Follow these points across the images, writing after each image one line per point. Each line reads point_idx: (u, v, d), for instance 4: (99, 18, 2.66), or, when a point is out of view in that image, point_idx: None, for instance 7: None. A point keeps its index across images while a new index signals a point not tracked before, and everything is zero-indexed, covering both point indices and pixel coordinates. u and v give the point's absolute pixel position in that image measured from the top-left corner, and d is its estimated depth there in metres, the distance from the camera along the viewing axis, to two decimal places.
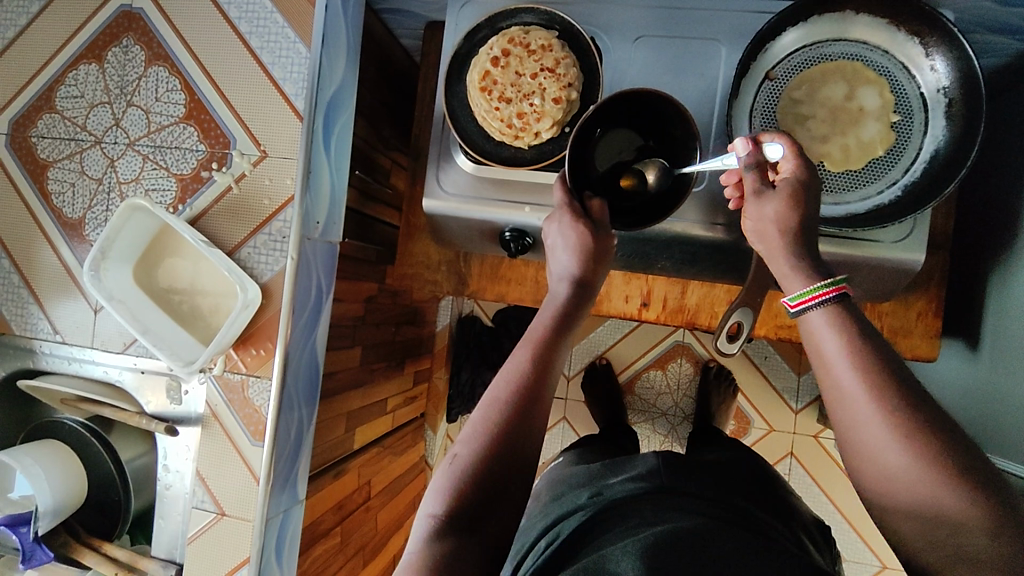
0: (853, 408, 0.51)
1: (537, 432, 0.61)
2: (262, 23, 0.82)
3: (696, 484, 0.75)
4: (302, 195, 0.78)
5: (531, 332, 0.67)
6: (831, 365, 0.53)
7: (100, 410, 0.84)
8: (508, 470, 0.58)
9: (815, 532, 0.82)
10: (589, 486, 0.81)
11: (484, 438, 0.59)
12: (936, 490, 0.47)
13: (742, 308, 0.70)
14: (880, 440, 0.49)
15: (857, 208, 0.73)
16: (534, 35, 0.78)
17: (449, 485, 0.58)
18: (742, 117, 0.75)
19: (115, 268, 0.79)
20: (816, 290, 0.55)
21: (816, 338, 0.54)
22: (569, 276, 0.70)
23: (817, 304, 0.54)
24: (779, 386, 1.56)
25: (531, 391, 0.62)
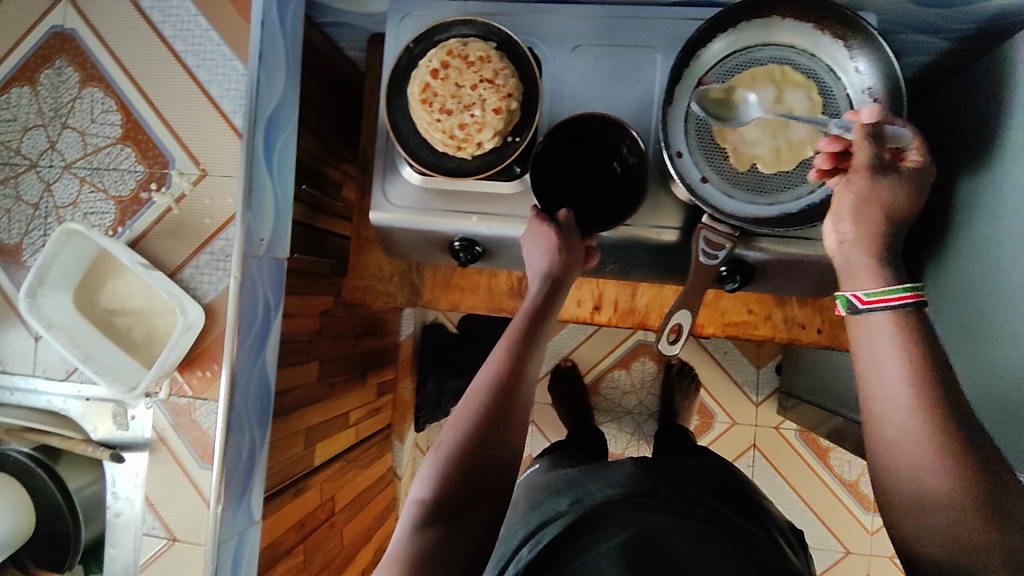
0: (891, 413, 0.51)
1: (519, 419, 0.64)
2: (198, 41, 0.81)
3: (677, 486, 0.77)
4: (244, 214, 0.77)
5: (511, 328, 0.70)
6: (880, 369, 0.53)
7: (46, 438, 0.81)
8: (492, 460, 0.61)
9: (787, 533, 0.84)
10: (567, 493, 0.82)
11: (467, 424, 0.62)
12: (958, 509, 0.47)
13: (680, 310, 0.72)
14: (914, 449, 0.50)
15: (790, 207, 0.75)
16: (472, 46, 0.78)
17: (435, 473, 0.60)
18: (677, 123, 0.77)
19: (54, 294, 0.77)
20: (891, 291, 0.55)
21: (872, 338, 0.54)
22: (543, 274, 0.75)
23: (885, 306, 0.55)
24: (739, 380, 1.59)
25: (513, 380, 0.65)
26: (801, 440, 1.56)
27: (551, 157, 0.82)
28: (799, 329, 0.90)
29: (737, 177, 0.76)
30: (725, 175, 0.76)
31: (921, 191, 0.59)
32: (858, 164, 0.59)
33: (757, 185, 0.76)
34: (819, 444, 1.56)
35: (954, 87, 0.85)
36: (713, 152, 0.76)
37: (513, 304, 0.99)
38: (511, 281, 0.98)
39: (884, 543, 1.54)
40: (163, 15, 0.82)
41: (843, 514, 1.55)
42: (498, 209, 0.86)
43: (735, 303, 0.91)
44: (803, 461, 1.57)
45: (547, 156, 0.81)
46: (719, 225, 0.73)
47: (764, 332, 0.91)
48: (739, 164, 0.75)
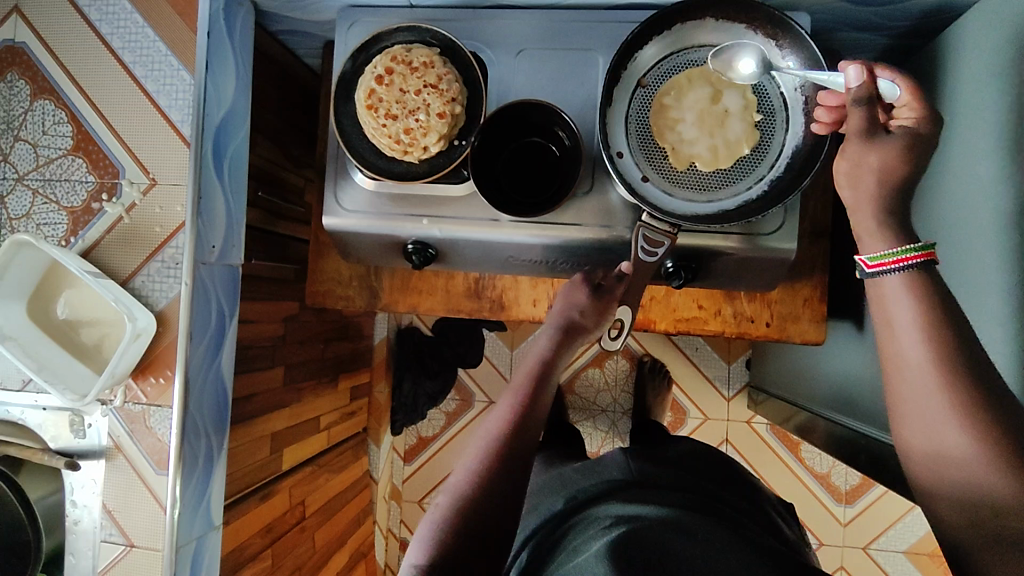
0: (911, 371, 0.55)
1: (522, 470, 0.62)
2: (146, 52, 0.82)
3: (669, 476, 0.79)
4: (194, 221, 0.78)
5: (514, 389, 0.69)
6: (899, 331, 0.57)
7: (5, 448, 0.82)
8: (494, 518, 0.58)
9: (779, 506, 0.88)
10: (559, 491, 0.82)
11: (470, 481, 0.60)
12: (974, 457, 0.51)
13: (621, 306, 0.75)
14: (934, 404, 0.54)
15: (728, 204, 0.76)
16: (415, 52, 0.80)
17: (434, 534, 0.57)
18: (618, 124, 0.78)
19: (6, 305, 0.78)
20: (904, 252, 0.58)
21: (888, 302, 0.58)
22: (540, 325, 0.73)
23: (894, 268, 0.58)
24: (710, 375, 1.61)
25: (517, 435, 0.64)
26: (773, 434, 1.58)
27: (486, 151, 0.84)
28: (748, 323, 0.92)
29: (676, 176, 0.78)
30: (665, 174, 0.78)
31: (915, 149, 0.61)
32: (852, 133, 0.63)
33: (698, 183, 0.77)
34: (790, 438, 1.58)
35: None
36: (654, 151, 0.78)
37: (470, 305, 1.00)
38: (468, 282, 0.99)
39: (858, 534, 1.56)
40: (111, 27, 0.82)
41: (816, 507, 1.57)
42: (449, 212, 0.86)
43: (686, 299, 0.93)
44: (775, 455, 1.58)
45: (484, 156, 0.83)
46: (658, 222, 0.75)
47: (714, 327, 0.92)
48: (679, 163, 0.77)
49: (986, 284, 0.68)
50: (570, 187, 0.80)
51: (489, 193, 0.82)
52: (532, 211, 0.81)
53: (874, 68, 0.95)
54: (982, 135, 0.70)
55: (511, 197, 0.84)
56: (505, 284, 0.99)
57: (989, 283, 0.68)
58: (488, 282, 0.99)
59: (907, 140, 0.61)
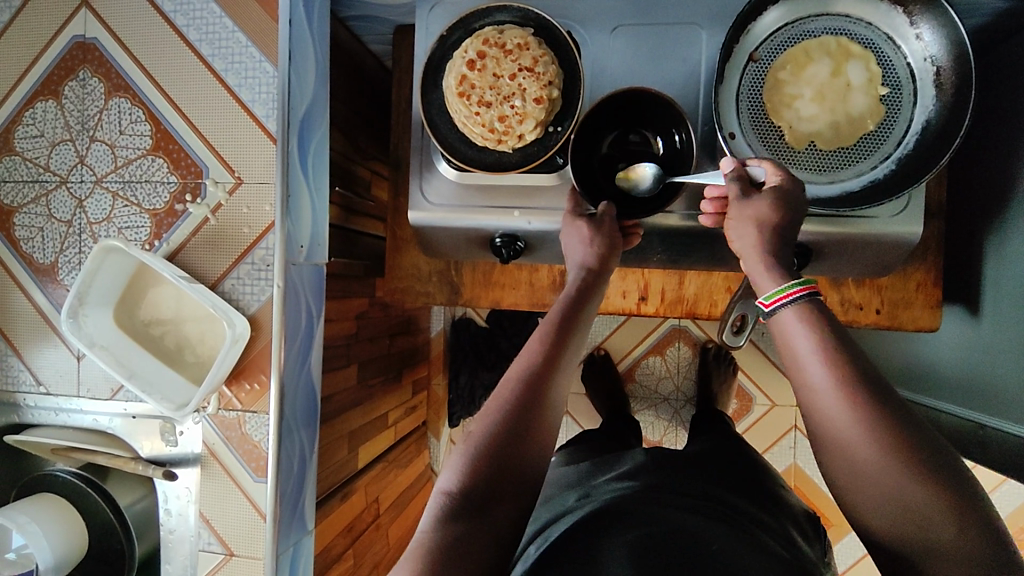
0: (817, 396, 0.52)
1: (553, 409, 0.61)
2: (224, 43, 0.78)
3: (686, 484, 0.75)
4: (284, 220, 0.75)
5: (547, 316, 0.68)
6: (802, 358, 0.54)
7: (93, 458, 0.80)
8: (527, 455, 0.58)
9: (804, 523, 0.80)
10: (576, 489, 0.82)
11: (501, 411, 0.58)
12: (905, 489, 0.47)
13: (743, 301, 0.75)
14: (844, 425, 0.50)
15: (851, 185, 0.72)
16: (508, 34, 0.75)
17: (464, 461, 0.57)
18: (729, 102, 0.73)
19: (95, 312, 0.76)
20: (788, 287, 0.57)
21: (790, 336, 0.55)
22: (580, 263, 0.73)
23: (786, 303, 0.56)
24: (780, 360, 1.56)
25: (549, 371, 0.62)
26: None
27: (586, 140, 0.78)
28: (857, 311, 0.87)
29: (793, 157, 0.73)
30: (781, 155, 0.73)
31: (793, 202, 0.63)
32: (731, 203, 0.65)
33: (815, 164, 0.72)
34: None
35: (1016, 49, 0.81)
36: (768, 131, 0.73)
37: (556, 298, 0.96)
38: (553, 275, 0.95)
39: None
40: (186, 19, 0.79)
41: None
42: (542, 203, 0.83)
43: None
44: None
45: (582, 142, 0.77)
46: None
47: None
48: (796, 142, 0.72)
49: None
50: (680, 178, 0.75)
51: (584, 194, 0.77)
52: (636, 207, 0.77)
53: None
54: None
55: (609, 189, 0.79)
56: None
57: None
58: None
59: (778, 195, 0.63)
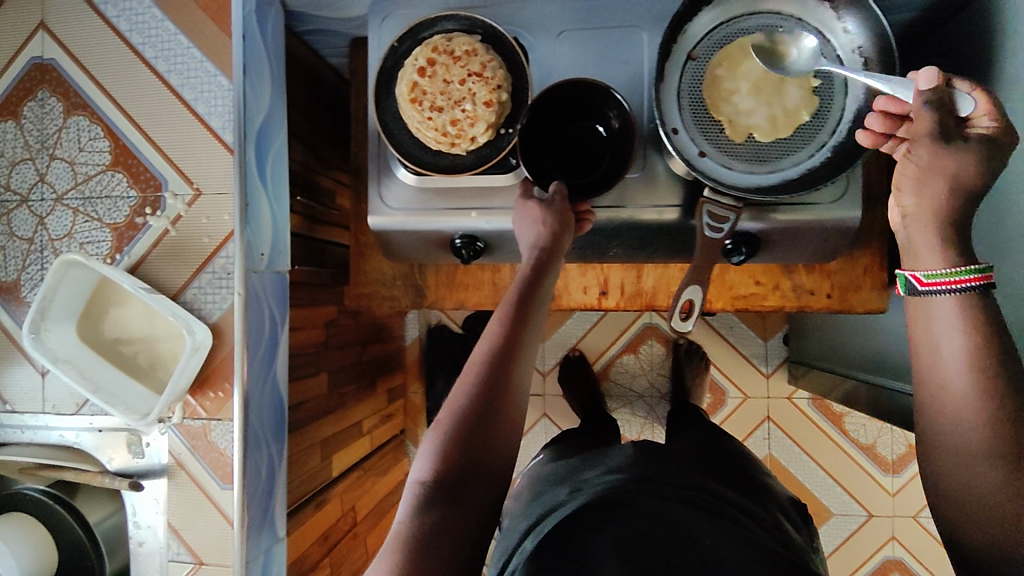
0: (949, 393, 0.52)
1: (515, 392, 0.62)
2: (180, 59, 0.80)
3: (683, 479, 0.76)
4: (242, 229, 0.77)
5: (507, 296, 0.69)
6: (943, 355, 0.53)
7: (60, 475, 0.79)
8: (497, 438, 0.59)
9: (789, 509, 0.85)
10: (568, 483, 0.82)
11: (469, 396, 0.60)
12: (1000, 501, 0.48)
13: (691, 286, 0.72)
14: (972, 428, 0.50)
15: (791, 173, 0.75)
16: (457, 41, 0.78)
17: (435, 450, 0.58)
18: (670, 100, 0.76)
19: (57, 327, 0.76)
20: (962, 274, 0.53)
21: (933, 325, 0.54)
22: (531, 245, 0.74)
23: (940, 290, 0.54)
24: (748, 353, 1.60)
25: (509, 355, 0.63)
26: (815, 408, 1.57)
27: (535, 133, 0.80)
28: (809, 296, 0.89)
29: (734, 149, 0.76)
30: (722, 147, 0.76)
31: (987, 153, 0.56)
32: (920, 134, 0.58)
33: (756, 156, 0.75)
34: (833, 410, 1.57)
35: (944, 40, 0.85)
36: (710, 125, 0.76)
37: None
38: (515, 274, 0.97)
39: (907, 502, 1.54)
40: (142, 37, 0.80)
41: (863, 478, 1.56)
42: (499, 203, 0.85)
43: (742, 276, 0.91)
44: (818, 430, 1.57)
45: (531, 142, 0.80)
46: (721, 197, 0.73)
47: (773, 302, 0.90)
48: (736, 135, 0.75)
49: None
50: (625, 165, 0.77)
51: (534, 177, 0.80)
52: (583, 195, 0.79)
53: None
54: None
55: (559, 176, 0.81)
56: None
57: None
58: None
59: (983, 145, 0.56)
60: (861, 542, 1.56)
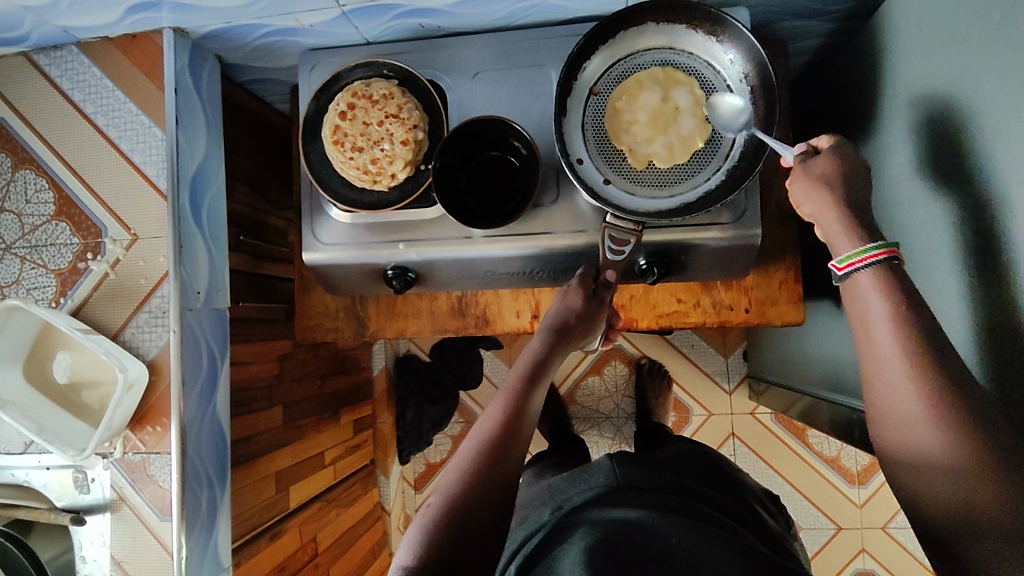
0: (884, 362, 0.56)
1: (510, 477, 0.66)
2: (118, 114, 0.85)
3: (660, 482, 0.81)
4: (177, 269, 0.83)
5: (508, 386, 0.74)
6: (872, 321, 0.58)
7: (13, 512, 0.84)
8: (483, 520, 0.62)
9: (765, 500, 0.91)
10: (547, 503, 0.85)
11: (458, 481, 0.64)
12: (954, 461, 0.51)
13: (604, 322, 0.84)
14: (907, 393, 0.54)
15: (690, 196, 0.79)
16: (375, 86, 0.83)
17: (422, 533, 0.61)
18: (575, 133, 0.81)
19: (3, 370, 0.80)
20: (867, 251, 0.59)
21: (859, 297, 0.59)
22: (544, 330, 0.79)
23: (864, 266, 0.59)
24: (710, 370, 1.63)
25: (503, 441, 0.68)
26: (778, 422, 1.59)
27: (452, 170, 0.85)
28: (728, 311, 0.94)
29: (637, 176, 0.80)
30: (625, 174, 0.80)
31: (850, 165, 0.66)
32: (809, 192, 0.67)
33: (657, 182, 0.80)
34: (796, 424, 1.59)
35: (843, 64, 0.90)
36: (613, 155, 0.81)
37: (456, 323, 1.02)
38: (452, 301, 1.01)
39: (874, 513, 1.56)
40: (82, 94, 0.86)
41: (830, 491, 1.57)
42: (424, 235, 0.87)
43: (664, 295, 0.96)
44: (783, 443, 1.59)
45: (449, 177, 0.84)
46: (622, 222, 0.78)
47: (695, 318, 0.94)
48: (637, 163, 0.79)
49: (932, 246, 0.72)
50: (533, 193, 0.82)
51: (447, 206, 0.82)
52: (500, 221, 0.82)
53: (819, 55, 0.99)
54: (910, 106, 0.75)
55: (475, 207, 0.85)
56: (488, 299, 1.01)
57: (934, 247, 0.72)
58: (471, 299, 1.01)
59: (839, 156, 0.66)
60: (831, 554, 1.56)
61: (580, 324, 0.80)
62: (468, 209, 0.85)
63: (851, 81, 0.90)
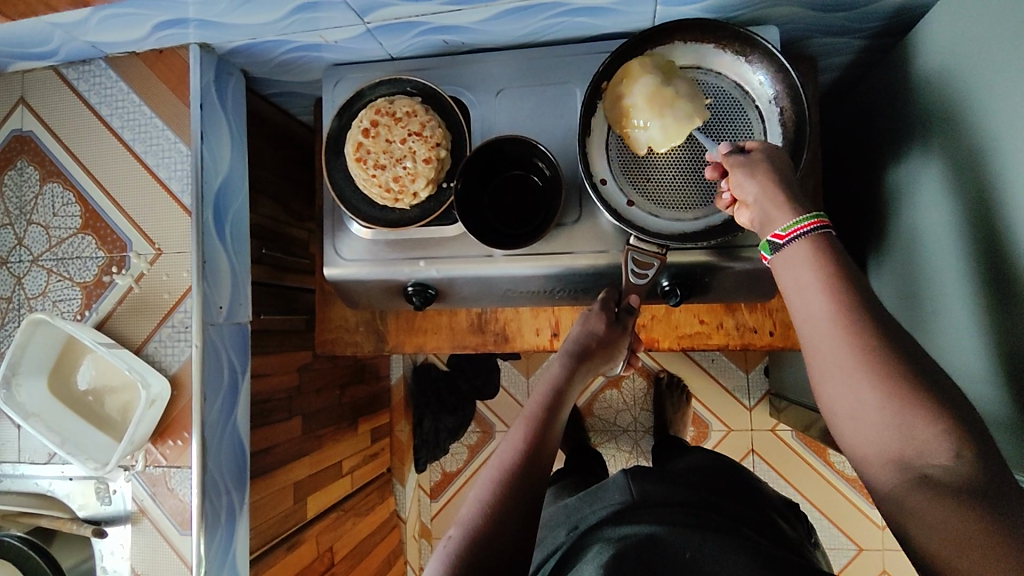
0: (821, 329, 0.52)
1: (530, 506, 0.65)
2: (143, 129, 0.86)
3: (675, 497, 0.80)
4: (200, 284, 0.83)
5: (528, 412, 0.74)
6: (806, 290, 0.54)
7: (36, 521, 0.85)
8: (503, 550, 0.61)
9: (784, 509, 0.90)
10: (564, 522, 0.85)
11: (479, 511, 0.63)
12: (910, 432, 0.47)
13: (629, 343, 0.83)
14: (845, 362, 0.50)
15: (715, 219, 0.78)
16: (398, 103, 0.83)
17: (442, 564, 0.60)
18: (599, 152, 0.80)
19: (29, 383, 0.81)
20: (798, 222, 0.57)
21: (795, 268, 0.56)
22: (565, 352, 0.79)
23: (799, 235, 0.56)
24: (731, 385, 1.61)
25: (524, 471, 0.67)
26: (800, 440, 1.57)
27: (475, 189, 0.84)
28: (752, 334, 0.92)
29: (661, 198, 0.79)
30: (649, 196, 0.79)
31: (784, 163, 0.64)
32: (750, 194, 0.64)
33: (682, 203, 0.79)
34: (818, 443, 1.56)
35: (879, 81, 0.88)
36: (638, 175, 0.80)
37: (476, 340, 1.01)
38: (471, 318, 1.01)
39: None
40: (110, 109, 0.87)
41: (852, 511, 1.54)
42: (443, 252, 0.87)
43: (687, 315, 0.94)
44: (804, 462, 1.57)
45: (471, 195, 0.84)
46: (645, 244, 0.77)
47: (718, 341, 0.93)
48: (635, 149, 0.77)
49: (960, 273, 0.70)
50: (555, 215, 0.81)
51: (469, 224, 0.82)
52: (522, 242, 0.82)
53: (849, 72, 0.96)
54: (941, 128, 0.73)
55: (497, 225, 0.85)
56: (507, 316, 1.00)
57: (962, 274, 0.70)
58: (490, 315, 1.00)
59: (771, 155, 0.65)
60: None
61: (599, 348, 0.79)
62: (489, 228, 0.84)
63: (883, 100, 0.88)
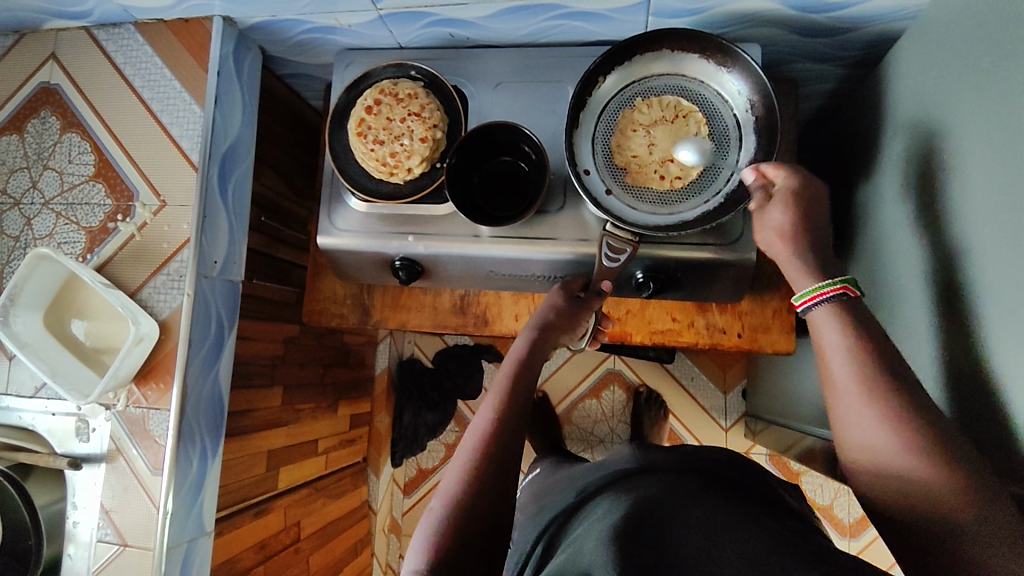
0: (844, 387, 0.58)
1: (510, 467, 0.67)
2: (163, 90, 0.92)
3: (684, 457, 0.77)
4: (198, 237, 0.88)
5: (499, 387, 0.76)
6: (830, 352, 0.60)
7: (14, 454, 0.87)
8: (488, 515, 0.62)
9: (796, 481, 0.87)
10: (569, 489, 0.83)
11: (460, 481, 0.64)
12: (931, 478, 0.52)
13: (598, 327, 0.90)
14: (869, 414, 0.56)
15: (687, 215, 0.82)
16: (401, 85, 0.88)
17: (430, 538, 0.61)
18: (584, 146, 0.85)
19: (24, 314, 0.85)
20: (823, 287, 0.63)
21: (821, 329, 0.62)
22: (535, 328, 0.83)
23: (817, 301, 0.63)
24: (708, 405, 1.63)
25: (501, 436, 0.69)
26: (773, 465, 1.58)
27: (465, 170, 0.89)
28: (721, 334, 0.96)
29: (640, 192, 0.84)
30: (628, 189, 0.84)
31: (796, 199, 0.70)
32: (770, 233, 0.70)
33: (657, 199, 0.83)
34: (791, 468, 1.58)
35: (857, 105, 0.93)
36: (618, 170, 0.84)
37: (456, 320, 1.05)
38: (454, 299, 1.05)
39: None
40: (133, 68, 0.92)
41: None
42: (432, 229, 0.91)
43: (660, 312, 0.98)
44: None
45: (461, 176, 0.89)
46: (620, 231, 0.82)
47: (688, 338, 0.97)
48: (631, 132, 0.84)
49: (913, 277, 0.74)
50: (540, 198, 0.86)
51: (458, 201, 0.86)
52: (505, 221, 0.86)
53: (831, 100, 1.02)
54: (905, 147, 0.78)
55: (483, 206, 0.90)
56: (489, 300, 1.05)
57: (915, 281, 0.74)
58: (473, 298, 1.04)
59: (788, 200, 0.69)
60: None
61: (562, 321, 0.84)
62: (476, 207, 0.89)
63: (857, 124, 0.93)
